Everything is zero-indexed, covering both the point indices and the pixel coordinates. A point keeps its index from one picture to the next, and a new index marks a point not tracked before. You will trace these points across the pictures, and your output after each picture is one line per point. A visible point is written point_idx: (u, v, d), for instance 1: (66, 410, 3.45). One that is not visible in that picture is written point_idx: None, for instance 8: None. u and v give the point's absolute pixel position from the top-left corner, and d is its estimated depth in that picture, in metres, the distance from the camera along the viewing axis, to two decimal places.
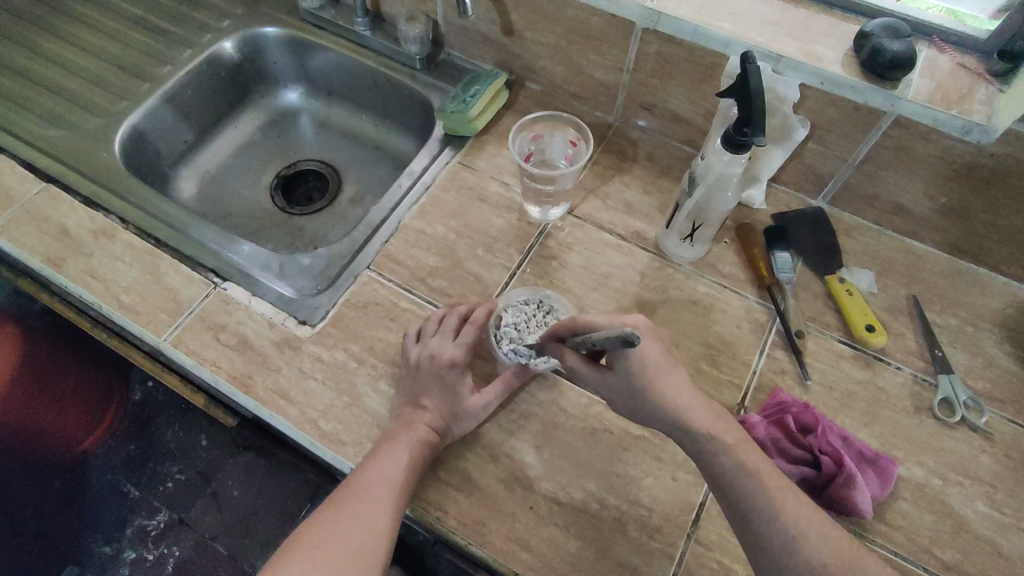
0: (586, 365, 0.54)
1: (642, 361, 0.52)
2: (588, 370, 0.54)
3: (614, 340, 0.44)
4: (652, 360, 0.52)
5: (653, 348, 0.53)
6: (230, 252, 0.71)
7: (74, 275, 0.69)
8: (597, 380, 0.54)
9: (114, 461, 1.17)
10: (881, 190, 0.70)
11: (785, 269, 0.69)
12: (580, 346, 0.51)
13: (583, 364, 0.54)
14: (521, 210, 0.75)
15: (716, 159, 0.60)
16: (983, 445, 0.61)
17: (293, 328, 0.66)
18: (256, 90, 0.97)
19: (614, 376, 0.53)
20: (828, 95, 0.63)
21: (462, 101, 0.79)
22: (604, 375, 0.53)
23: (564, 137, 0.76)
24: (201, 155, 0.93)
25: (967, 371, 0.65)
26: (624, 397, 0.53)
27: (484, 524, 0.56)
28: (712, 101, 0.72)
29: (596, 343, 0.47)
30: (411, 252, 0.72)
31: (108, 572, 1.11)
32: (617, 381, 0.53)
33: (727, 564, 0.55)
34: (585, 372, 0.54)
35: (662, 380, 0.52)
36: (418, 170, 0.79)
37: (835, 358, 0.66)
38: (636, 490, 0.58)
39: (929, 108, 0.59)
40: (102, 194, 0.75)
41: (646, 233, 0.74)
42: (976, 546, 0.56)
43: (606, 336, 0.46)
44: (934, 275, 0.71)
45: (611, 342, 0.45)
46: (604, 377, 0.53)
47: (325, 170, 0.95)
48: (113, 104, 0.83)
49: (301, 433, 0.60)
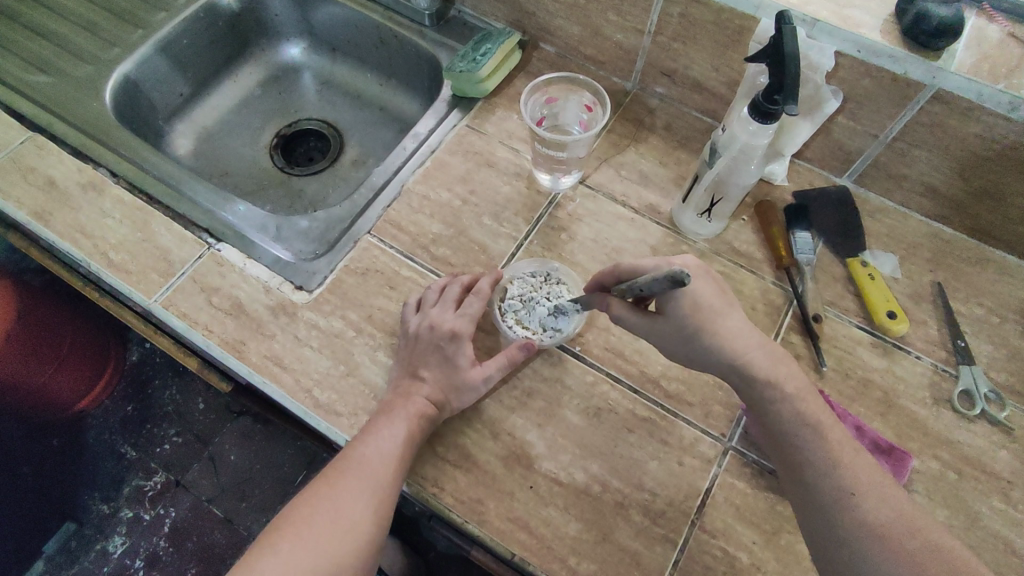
0: (633, 311, 0.52)
1: (695, 301, 0.50)
2: (636, 316, 0.52)
3: (663, 280, 0.44)
4: (704, 300, 0.50)
5: (705, 288, 0.51)
6: (225, 212, 0.68)
7: (61, 230, 0.66)
8: (647, 326, 0.52)
9: (111, 422, 1.18)
10: (911, 170, 0.66)
11: (806, 250, 0.65)
12: (626, 293, 0.50)
13: (629, 311, 0.52)
14: (531, 177, 0.72)
15: (741, 129, 0.56)
16: (1003, 440, 0.58)
17: (290, 293, 0.64)
18: (256, 43, 0.93)
19: (665, 321, 0.51)
20: (864, 64, 0.59)
21: (472, 59, 0.74)
22: (654, 321, 0.51)
23: (579, 102, 0.71)
24: (198, 110, 0.89)
25: (989, 363, 0.62)
26: (676, 343, 0.51)
27: (482, 503, 0.54)
28: (737, 68, 0.68)
29: (644, 284, 0.46)
30: (414, 218, 0.69)
31: (104, 531, 1.11)
32: (667, 326, 0.51)
33: (731, 552, 0.53)
34: (633, 319, 0.52)
35: (716, 323, 0.50)
36: (424, 132, 0.75)
37: (853, 344, 0.63)
38: (640, 473, 0.56)
39: (974, 82, 0.55)
40: (92, 146, 0.71)
41: (660, 207, 0.71)
42: (990, 544, 0.54)
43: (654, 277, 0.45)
44: (961, 262, 0.68)
45: (661, 283, 0.44)
46: (653, 323, 0.51)
47: (326, 130, 0.91)
48: (105, 51, 0.79)
49: (295, 402, 0.58)
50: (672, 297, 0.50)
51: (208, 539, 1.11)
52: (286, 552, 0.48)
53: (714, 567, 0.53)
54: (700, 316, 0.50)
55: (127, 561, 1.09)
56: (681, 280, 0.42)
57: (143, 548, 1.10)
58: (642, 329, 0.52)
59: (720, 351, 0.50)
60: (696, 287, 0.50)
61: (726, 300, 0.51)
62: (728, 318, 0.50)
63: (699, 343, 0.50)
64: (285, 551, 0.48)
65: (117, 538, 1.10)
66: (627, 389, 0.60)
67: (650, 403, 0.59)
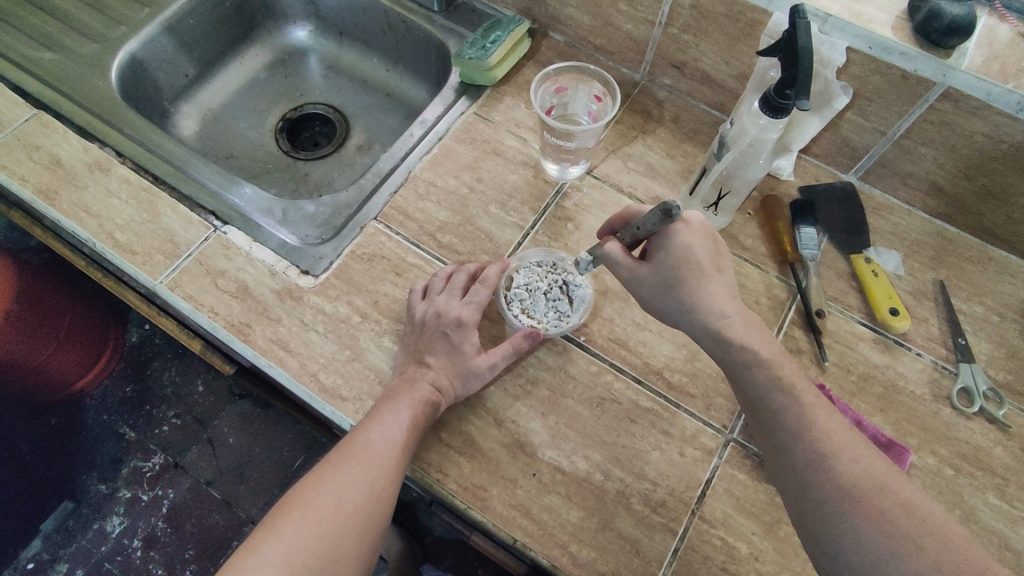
0: (624, 253, 0.54)
1: (686, 254, 0.50)
2: (624, 258, 0.53)
3: (659, 212, 0.47)
4: (694, 258, 0.50)
5: (701, 246, 0.51)
6: (231, 194, 0.68)
7: (67, 209, 0.65)
8: (630, 269, 0.53)
9: (110, 403, 1.16)
10: (917, 167, 0.67)
11: (810, 246, 0.66)
12: (627, 234, 0.53)
13: (620, 253, 0.54)
14: (538, 166, 0.72)
15: (752, 123, 0.56)
16: (1000, 437, 0.59)
17: (295, 278, 0.64)
18: (262, 26, 0.92)
19: (648, 267, 0.52)
20: (875, 61, 0.59)
21: (482, 47, 0.74)
22: (638, 265, 0.53)
23: (588, 91, 0.71)
24: (202, 91, 0.88)
25: (988, 361, 0.63)
26: (652, 291, 0.52)
27: (485, 489, 0.55)
28: (748, 62, 0.68)
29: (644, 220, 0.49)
30: (421, 205, 0.69)
31: (102, 510, 1.11)
32: (651, 274, 0.52)
33: (730, 542, 0.54)
34: (620, 260, 0.54)
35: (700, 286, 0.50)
36: (431, 119, 0.75)
37: (854, 340, 0.63)
38: (642, 463, 0.57)
39: (983, 81, 0.55)
40: (98, 126, 0.71)
41: (667, 199, 0.71)
42: (984, 538, 0.55)
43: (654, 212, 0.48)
44: (963, 260, 0.68)
45: (657, 216, 0.47)
46: (637, 267, 0.53)
47: (332, 115, 0.91)
48: (110, 29, 0.78)
49: (300, 386, 0.58)
50: (665, 245, 0.51)
51: (206, 521, 1.12)
52: (291, 535, 0.48)
53: (713, 557, 0.53)
54: (683, 272, 0.51)
55: (125, 541, 1.10)
56: (671, 213, 0.45)
57: (141, 528, 1.11)
58: (624, 266, 0.53)
59: (691, 306, 0.51)
60: (686, 239, 0.51)
61: (719, 262, 0.51)
62: (708, 282, 0.50)
63: (672, 293, 0.51)
64: (290, 535, 0.48)
65: (115, 517, 1.11)
66: (630, 379, 0.61)
67: (653, 394, 0.60)
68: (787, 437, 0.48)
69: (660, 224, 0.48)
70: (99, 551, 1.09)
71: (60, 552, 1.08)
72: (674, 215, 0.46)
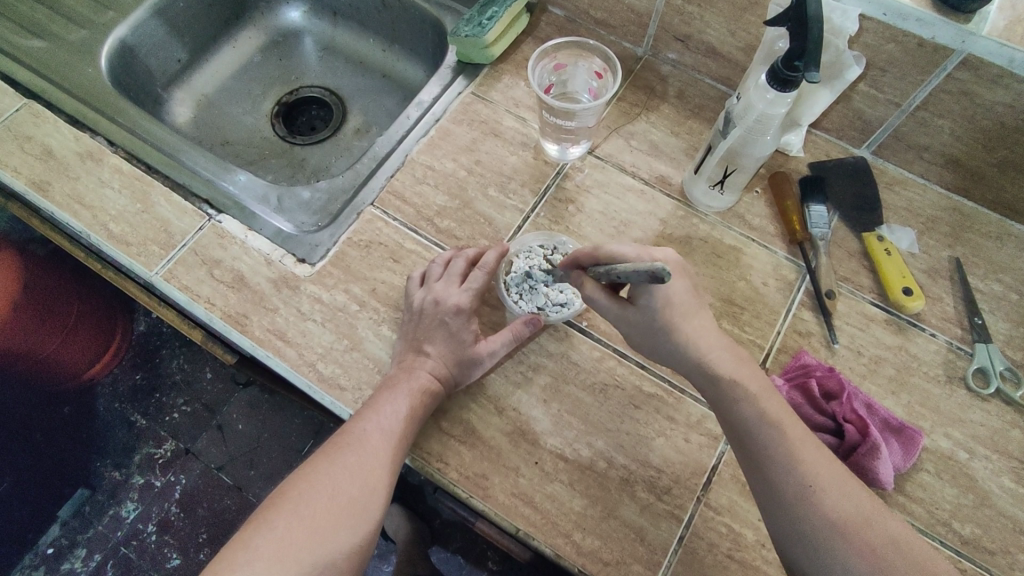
0: (606, 295, 0.51)
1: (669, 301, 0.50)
2: (609, 302, 0.51)
3: (646, 274, 0.41)
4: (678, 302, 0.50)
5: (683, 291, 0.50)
6: (225, 182, 0.67)
7: (60, 201, 0.64)
8: (617, 313, 0.52)
9: (121, 391, 1.18)
10: (933, 140, 0.64)
11: (820, 224, 0.64)
12: (603, 275, 0.48)
13: (603, 295, 0.51)
14: (538, 147, 0.70)
15: (758, 97, 0.54)
16: (1017, 419, 0.57)
17: (292, 266, 0.63)
18: (255, 7, 0.90)
19: (635, 312, 0.51)
20: (889, 29, 0.56)
21: (478, 23, 0.71)
22: (625, 310, 0.51)
23: (588, 67, 0.69)
24: (196, 76, 0.86)
25: (1005, 340, 0.61)
26: (643, 334, 0.52)
27: (487, 478, 0.54)
28: (755, 32, 0.65)
29: (626, 272, 0.44)
30: (418, 189, 0.67)
31: (117, 496, 1.13)
32: (638, 317, 0.51)
33: (736, 529, 0.53)
34: (603, 302, 0.52)
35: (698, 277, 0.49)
36: (428, 100, 0.73)
37: (866, 321, 0.62)
38: (646, 450, 0.56)
39: (1007, 47, 0.52)
40: (89, 115, 0.70)
41: (671, 178, 0.69)
42: (998, 523, 0.53)
43: (636, 269, 0.43)
44: (981, 236, 0.66)
45: (643, 276, 0.42)
46: (624, 311, 0.51)
47: (328, 98, 0.89)
48: (99, 14, 0.76)
49: (299, 376, 0.58)
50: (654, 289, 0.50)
51: (218, 506, 1.13)
52: (283, 528, 0.47)
53: (718, 544, 0.53)
54: (671, 309, 0.50)
55: (140, 526, 1.11)
56: (661, 278, 0.40)
57: (155, 513, 1.12)
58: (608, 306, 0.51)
59: (680, 349, 0.51)
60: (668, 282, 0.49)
61: (696, 304, 0.52)
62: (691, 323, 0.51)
63: (662, 338, 0.51)
64: (282, 528, 0.47)
65: (130, 503, 1.12)
66: (634, 364, 0.59)
67: (657, 379, 0.59)
68: (777, 471, 0.46)
69: (648, 282, 0.42)
70: (115, 537, 1.11)
71: (78, 538, 1.10)
72: (661, 279, 0.40)
